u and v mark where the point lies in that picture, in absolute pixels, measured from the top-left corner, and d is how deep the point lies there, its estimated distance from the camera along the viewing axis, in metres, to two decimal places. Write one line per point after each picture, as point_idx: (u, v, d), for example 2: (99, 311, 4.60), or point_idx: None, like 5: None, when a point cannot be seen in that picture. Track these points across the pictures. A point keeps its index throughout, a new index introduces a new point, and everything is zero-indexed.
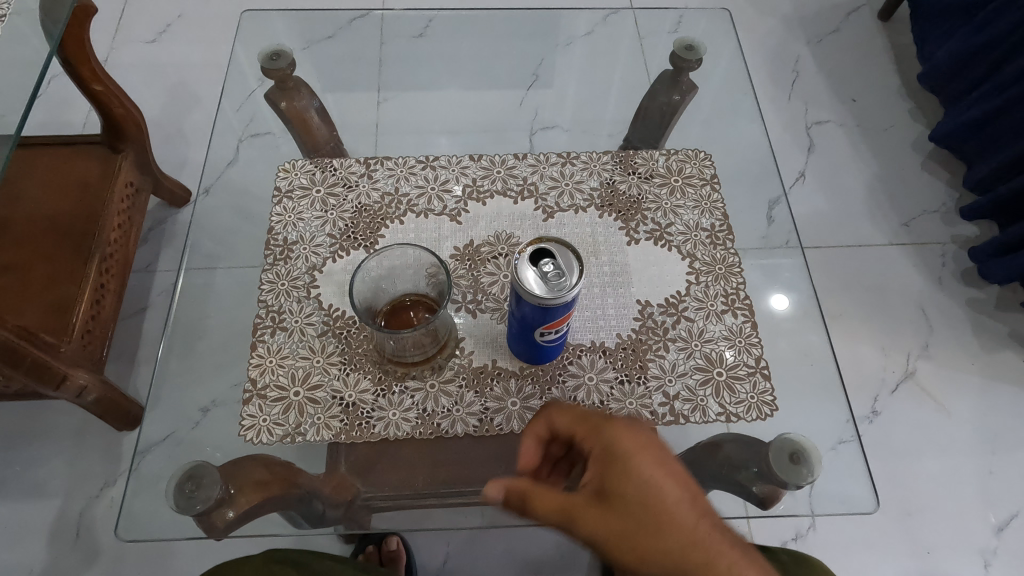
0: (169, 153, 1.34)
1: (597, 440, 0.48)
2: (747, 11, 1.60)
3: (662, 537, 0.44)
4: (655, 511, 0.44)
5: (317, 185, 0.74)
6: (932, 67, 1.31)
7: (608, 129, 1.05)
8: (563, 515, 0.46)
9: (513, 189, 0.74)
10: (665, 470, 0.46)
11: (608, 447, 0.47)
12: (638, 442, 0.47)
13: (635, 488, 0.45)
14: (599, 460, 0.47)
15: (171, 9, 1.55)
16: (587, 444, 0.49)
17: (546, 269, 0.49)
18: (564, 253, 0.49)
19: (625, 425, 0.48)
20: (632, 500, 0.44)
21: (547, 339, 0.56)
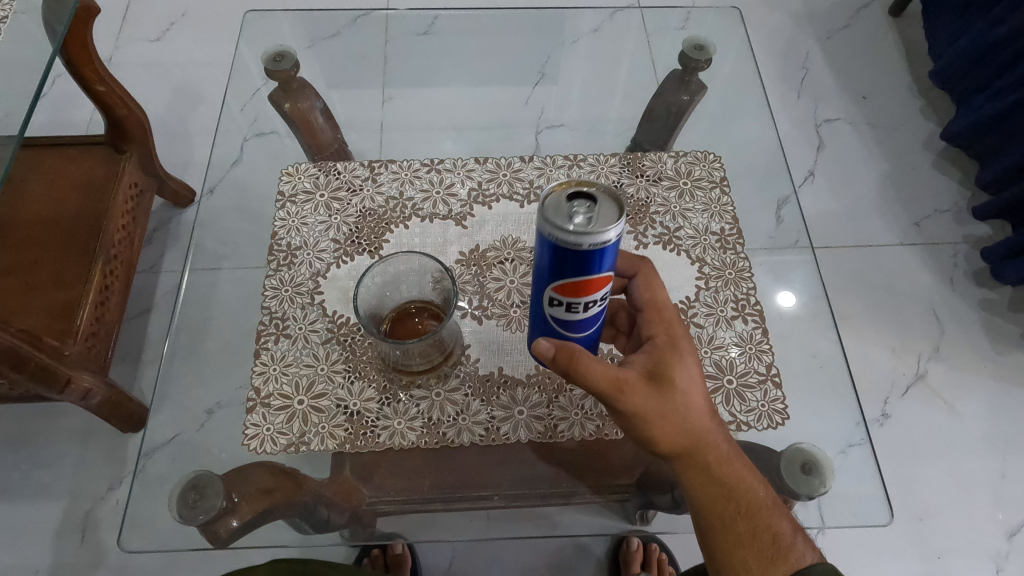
0: (173, 152, 1.33)
1: (662, 329, 0.55)
2: (755, 8, 1.58)
3: (685, 421, 0.51)
4: (692, 403, 0.51)
5: (321, 189, 0.73)
6: (944, 65, 1.29)
7: (615, 128, 1.04)
8: (613, 384, 0.49)
9: (519, 193, 0.73)
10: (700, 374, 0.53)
11: (671, 338, 0.54)
12: (687, 347, 0.54)
13: (681, 381, 0.51)
14: (659, 346, 0.53)
15: (175, 8, 1.55)
16: (650, 326, 0.56)
17: (572, 206, 0.42)
18: (605, 201, 0.43)
19: (682, 331, 0.55)
20: (676, 389, 0.51)
21: (558, 309, 0.50)
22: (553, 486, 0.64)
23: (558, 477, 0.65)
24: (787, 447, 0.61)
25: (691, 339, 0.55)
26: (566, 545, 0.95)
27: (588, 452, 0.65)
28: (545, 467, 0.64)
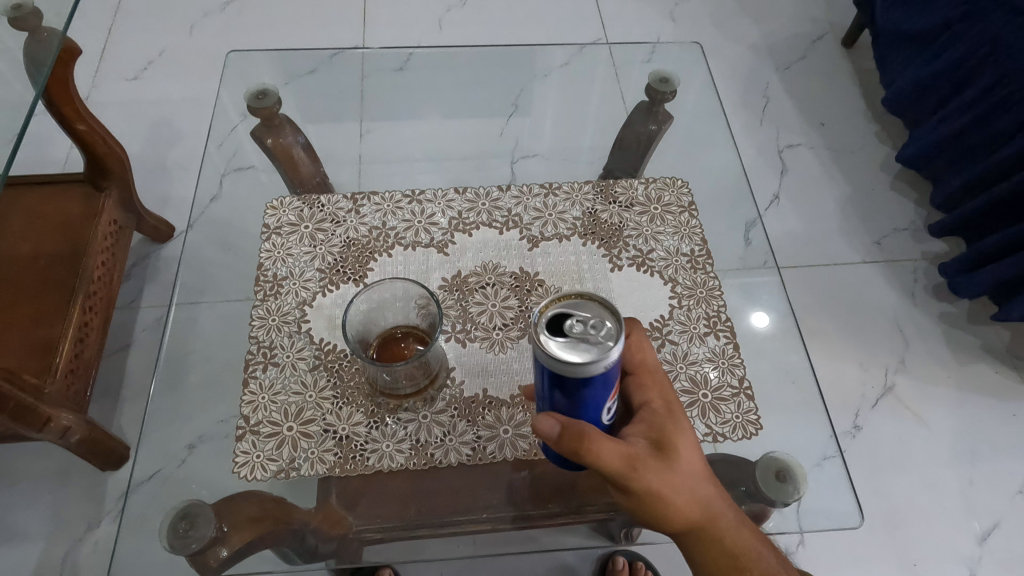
0: (151, 189, 1.34)
1: (653, 392, 0.53)
2: (717, 41, 1.66)
3: (693, 488, 0.50)
4: (697, 469, 0.50)
5: (306, 221, 0.75)
6: (895, 92, 1.37)
7: (587, 156, 1.08)
8: (624, 462, 0.47)
9: (497, 220, 0.76)
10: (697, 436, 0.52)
11: (667, 404, 0.52)
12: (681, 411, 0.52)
13: (685, 449, 0.50)
14: (657, 413, 0.52)
15: (153, 47, 1.57)
16: (639, 389, 0.54)
17: (579, 333, 0.42)
18: (581, 305, 0.44)
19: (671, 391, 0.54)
20: (682, 458, 0.49)
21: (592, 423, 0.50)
22: (539, 507, 0.65)
23: (543, 496, 0.65)
24: (762, 457, 0.64)
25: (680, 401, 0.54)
26: (552, 568, 0.95)
27: (572, 472, 0.66)
28: (530, 486, 0.65)
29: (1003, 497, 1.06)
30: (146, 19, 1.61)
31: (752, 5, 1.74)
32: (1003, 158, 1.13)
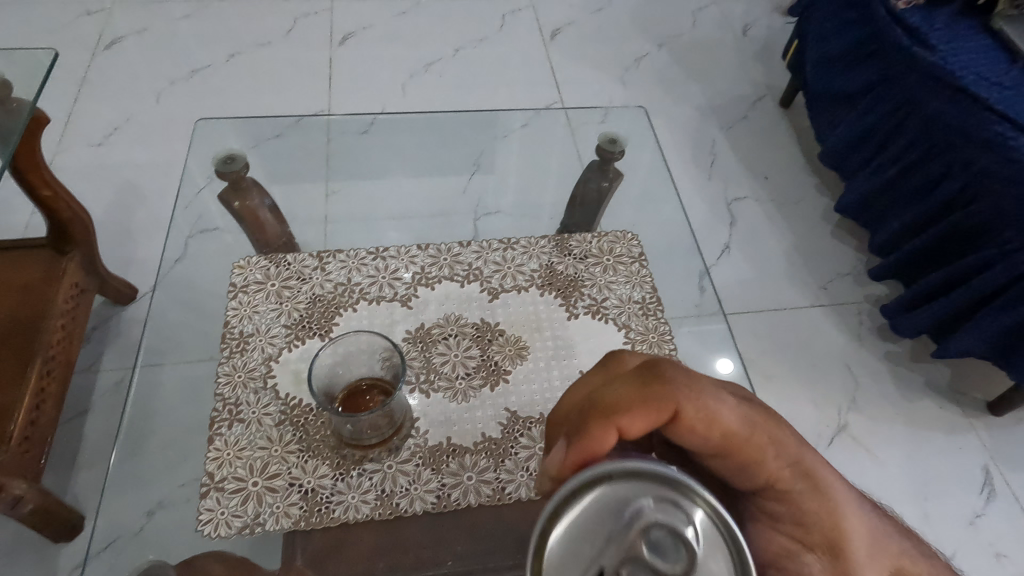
0: (115, 252, 1.34)
1: (775, 471, 0.42)
2: (665, 103, 1.77)
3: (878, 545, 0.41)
4: (869, 528, 0.42)
5: (272, 279, 0.77)
6: (829, 147, 1.48)
7: (547, 213, 1.13)
8: None
9: (459, 274, 0.79)
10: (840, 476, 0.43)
11: (794, 478, 0.42)
12: (817, 467, 0.42)
13: (848, 528, 0.41)
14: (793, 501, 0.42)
15: (119, 113, 1.59)
16: (755, 471, 0.41)
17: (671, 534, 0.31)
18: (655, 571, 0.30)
19: (793, 449, 0.42)
20: (851, 538, 0.41)
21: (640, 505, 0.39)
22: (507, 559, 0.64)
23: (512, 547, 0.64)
24: None
25: (804, 447, 0.43)
26: None
27: None
28: (497, 535, 0.64)
29: (957, 530, 1.10)
30: (113, 87, 1.64)
31: (696, 70, 1.87)
32: (936, 200, 1.22)
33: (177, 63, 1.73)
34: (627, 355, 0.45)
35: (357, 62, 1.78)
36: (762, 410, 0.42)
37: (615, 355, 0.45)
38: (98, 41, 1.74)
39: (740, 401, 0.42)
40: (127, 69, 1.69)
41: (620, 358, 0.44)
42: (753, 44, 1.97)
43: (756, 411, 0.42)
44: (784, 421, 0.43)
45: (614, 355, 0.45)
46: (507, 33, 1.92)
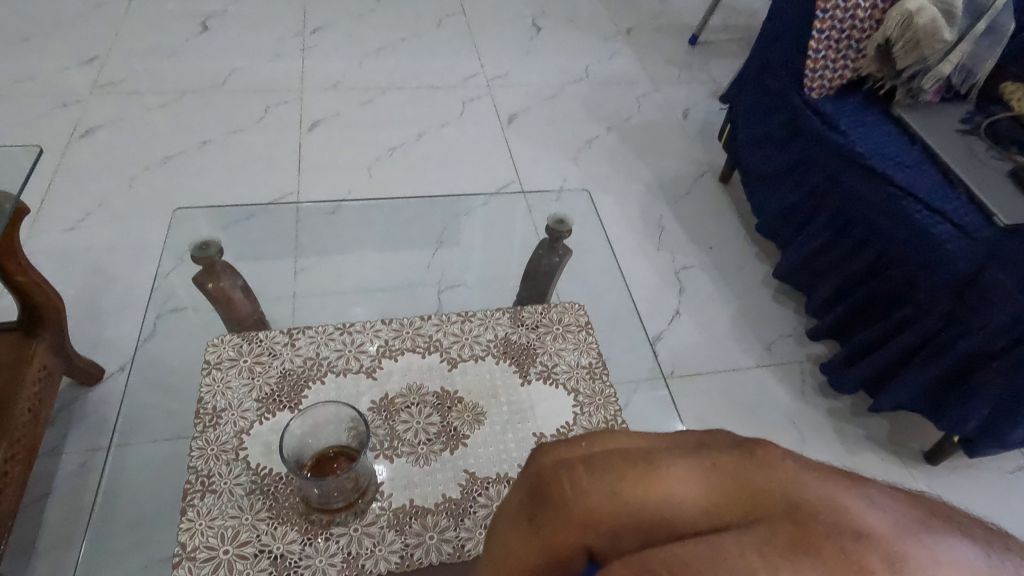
0: (83, 333, 1.36)
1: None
2: (616, 181, 1.91)
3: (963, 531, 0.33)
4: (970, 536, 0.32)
5: (244, 356, 0.82)
6: (764, 219, 1.61)
7: (505, 286, 1.23)
8: None
9: (420, 345, 0.85)
10: (964, 547, 0.26)
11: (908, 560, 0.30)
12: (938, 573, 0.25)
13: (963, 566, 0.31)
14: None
15: (92, 198, 1.64)
16: None
17: None
18: None
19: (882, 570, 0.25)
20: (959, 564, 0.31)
21: None
22: None
23: None
24: None
25: (894, 547, 0.26)
26: None
27: None
28: None
29: None
30: (86, 175, 1.70)
31: (643, 150, 2.03)
32: (858, 266, 1.34)
33: (151, 151, 1.80)
34: (570, 493, 0.33)
35: (326, 147, 1.89)
36: (789, 523, 0.28)
37: (552, 488, 0.34)
38: (74, 131, 1.81)
39: (784, 562, 0.26)
40: (101, 157, 1.76)
41: (566, 502, 0.32)
42: (693, 126, 2.15)
43: (805, 563, 0.26)
44: (822, 517, 0.28)
45: (553, 487, 0.34)
46: (467, 118, 2.06)
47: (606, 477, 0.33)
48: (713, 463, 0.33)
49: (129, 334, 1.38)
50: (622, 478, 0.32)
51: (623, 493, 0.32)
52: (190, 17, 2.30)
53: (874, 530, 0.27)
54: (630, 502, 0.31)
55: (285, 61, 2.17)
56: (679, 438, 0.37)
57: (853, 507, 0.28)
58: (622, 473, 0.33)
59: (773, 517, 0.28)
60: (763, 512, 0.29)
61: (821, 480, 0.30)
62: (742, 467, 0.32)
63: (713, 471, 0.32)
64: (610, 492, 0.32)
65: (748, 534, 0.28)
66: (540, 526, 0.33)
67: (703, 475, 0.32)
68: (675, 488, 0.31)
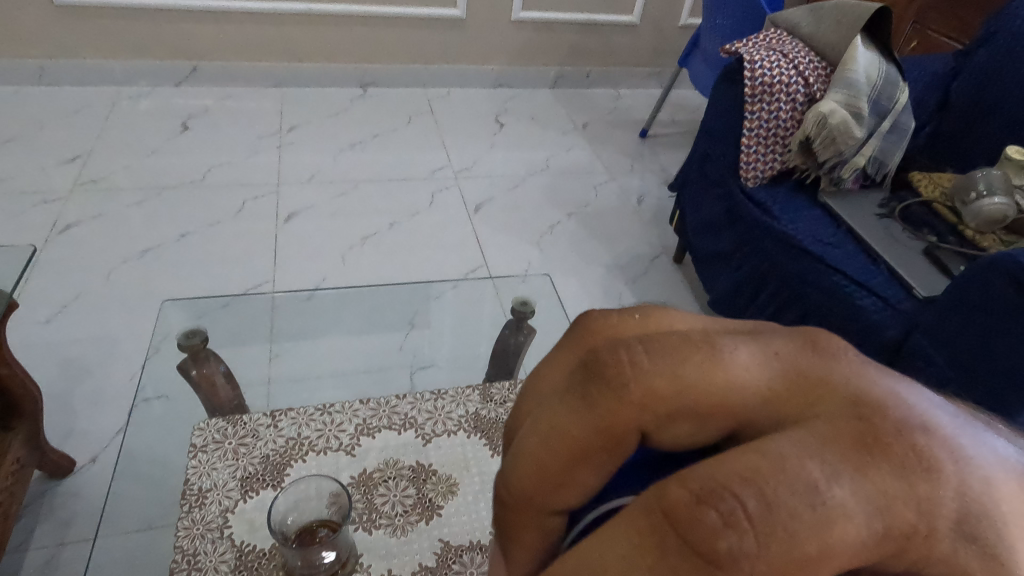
0: (54, 426, 1.37)
1: (924, 543, 0.21)
2: (577, 263, 2.03)
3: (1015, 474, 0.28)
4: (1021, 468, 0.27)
5: (229, 438, 0.86)
6: (715, 296, 1.73)
7: (475, 365, 1.30)
8: None
9: (396, 423, 0.91)
10: (987, 445, 0.22)
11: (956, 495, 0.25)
12: (992, 493, 0.21)
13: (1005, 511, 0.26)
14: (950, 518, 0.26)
15: (69, 291, 1.68)
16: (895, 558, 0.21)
17: None
18: None
19: (945, 489, 0.21)
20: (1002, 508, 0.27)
21: None
22: None
23: None
24: None
25: (959, 455, 0.21)
26: None
27: None
28: None
29: None
30: (64, 268, 1.74)
31: (602, 234, 2.17)
32: None
33: (129, 244, 1.86)
34: (631, 371, 0.26)
35: (301, 238, 1.98)
36: (857, 422, 0.22)
37: (609, 363, 0.27)
38: (53, 226, 1.87)
39: (852, 466, 0.20)
40: (79, 251, 1.81)
41: (621, 381, 0.26)
42: (647, 211, 2.32)
43: (875, 472, 0.21)
44: (891, 414, 0.22)
45: (604, 367, 0.27)
46: (436, 208, 2.19)
47: (669, 354, 0.26)
48: (782, 346, 0.26)
49: (101, 424, 1.39)
50: (683, 356, 0.25)
51: (683, 376, 0.25)
52: (170, 118, 2.43)
53: (946, 439, 0.22)
54: (692, 389, 0.25)
55: (262, 157, 2.29)
56: (739, 322, 0.30)
57: (925, 410, 0.22)
58: (684, 351, 0.26)
59: (836, 415, 0.22)
60: (827, 406, 0.23)
61: (891, 378, 0.24)
62: (808, 357, 0.25)
63: (778, 360, 0.25)
64: (671, 372, 0.25)
65: (818, 433, 0.22)
66: (588, 404, 0.26)
67: (767, 362, 0.26)
68: (739, 374, 0.25)
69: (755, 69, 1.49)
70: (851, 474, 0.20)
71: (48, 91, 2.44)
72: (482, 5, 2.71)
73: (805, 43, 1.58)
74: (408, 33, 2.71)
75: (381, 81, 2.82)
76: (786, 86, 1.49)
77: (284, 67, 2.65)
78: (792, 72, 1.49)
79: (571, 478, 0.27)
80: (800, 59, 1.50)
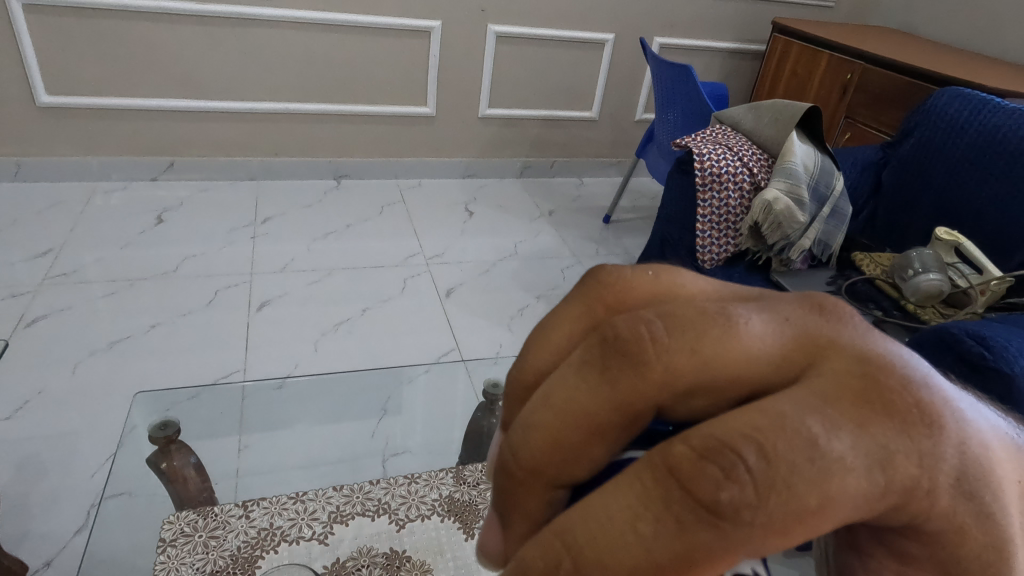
0: (9, 529, 1.32)
1: (926, 498, 0.22)
2: None
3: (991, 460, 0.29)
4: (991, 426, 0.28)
5: (199, 530, 0.85)
6: None
7: (450, 449, 1.33)
8: None
9: (370, 509, 0.91)
10: (971, 407, 0.23)
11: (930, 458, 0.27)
12: (985, 454, 0.22)
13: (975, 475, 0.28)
14: None
15: (32, 385, 1.65)
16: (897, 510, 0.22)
17: None
18: None
19: (946, 445, 0.22)
20: None
21: None
22: None
23: None
24: None
25: (955, 414, 0.22)
26: None
27: None
28: None
29: None
30: (29, 362, 1.72)
31: None
32: None
33: (98, 336, 1.85)
34: (650, 344, 0.25)
35: (273, 326, 1.99)
36: (860, 377, 0.22)
37: (623, 335, 0.26)
38: (20, 320, 1.86)
39: (853, 422, 0.21)
40: (46, 344, 1.79)
41: (641, 357, 0.25)
42: None
43: (878, 427, 0.21)
44: (896, 371, 0.22)
45: (619, 340, 0.26)
46: (409, 292, 2.24)
47: (687, 327, 0.25)
48: (792, 311, 0.26)
49: (60, 524, 1.34)
50: (703, 323, 0.25)
51: (703, 351, 0.24)
52: (145, 211, 2.47)
53: (945, 401, 0.22)
54: (712, 362, 0.24)
55: (236, 247, 2.33)
56: (746, 287, 0.30)
57: (924, 373, 0.23)
58: (702, 320, 0.25)
59: (846, 371, 0.22)
60: (833, 365, 0.23)
61: (888, 341, 0.25)
62: (817, 319, 0.25)
63: (790, 326, 0.25)
64: (690, 346, 0.24)
65: (820, 390, 0.22)
66: (607, 382, 0.25)
67: (781, 327, 0.25)
68: (758, 337, 0.25)
69: (704, 162, 1.62)
70: (852, 429, 0.21)
71: (23, 186, 2.48)
72: (450, 101, 2.89)
73: (747, 138, 1.74)
74: (380, 127, 2.86)
75: (354, 173, 2.93)
76: (733, 175, 1.62)
77: (260, 161, 2.75)
78: (738, 163, 1.63)
79: (582, 453, 0.26)
80: (744, 152, 1.65)
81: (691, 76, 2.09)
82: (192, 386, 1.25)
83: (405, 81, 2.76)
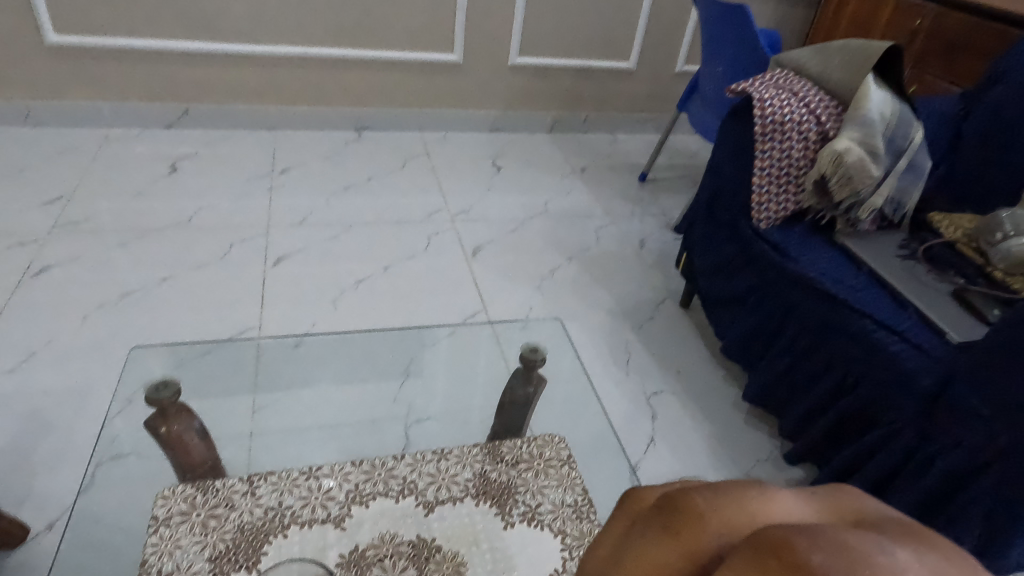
0: (9, 488, 1.24)
1: None
2: (579, 309, 1.94)
3: None
4: None
5: (198, 509, 0.79)
6: (729, 341, 1.64)
7: (474, 416, 1.23)
8: None
9: (393, 489, 0.86)
10: None
11: None
12: None
13: None
14: None
15: (38, 338, 1.57)
16: None
17: None
18: None
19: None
20: None
21: None
22: None
23: None
24: None
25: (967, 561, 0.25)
26: None
27: None
28: None
29: None
30: (35, 313, 1.64)
31: (602, 278, 2.09)
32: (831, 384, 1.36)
33: (106, 288, 1.75)
34: (702, 502, 0.28)
35: (289, 282, 1.87)
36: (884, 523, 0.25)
37: (680, 500, 0.28)
38: (27, 270, 1.76)
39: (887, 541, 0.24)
40: (52, 296, 1.70)
41: (698, 511, 0.27)
42: (650, 255, 2.25)
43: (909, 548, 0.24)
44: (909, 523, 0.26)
45: (679, 502, 0.29)
46: (433, 250, 2.11)
47: (730, 492, 0.28)
48: (818, 490, 0.29)
49: (65, 485, 1.27)
50: (741, 490, 0.28)
51: (748, 504, 0.27)
52: (159, 159, 2.36)
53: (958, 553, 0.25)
54: (760, 514, 0.27)
55: (253, 200, 2.22)
56: None
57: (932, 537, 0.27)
58: (744, 491, 0.28)
59: (871, 522, 0.26)
60: (857, 518, 0.26)
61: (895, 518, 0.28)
62: (836, 497, 0.29)
63: (813, 499, 0.28)
64: (736, 501, 0.28)
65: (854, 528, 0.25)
66: (675, 535, 0.27)
67: (806, 498, 0.28)
68: (790, 499, 0.28)
69: (765, 108, 1.45)
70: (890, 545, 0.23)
71: (35, 131, 2.38)
72: (478, 49, 2.70)
73: (813, 82, 1.54)
74: (404, 76, 2.69)
75: (376, 125, 2.78)
76: (798, 124, 1.45)
77: (278, 110, 2.62)
78: (803, 111, 1.45)
79: None
80: (811, 97, 1.47)
81: (745, 17, 1.88)
82: (203, 340, 1.12)
83: (431, 27, 2.57)
